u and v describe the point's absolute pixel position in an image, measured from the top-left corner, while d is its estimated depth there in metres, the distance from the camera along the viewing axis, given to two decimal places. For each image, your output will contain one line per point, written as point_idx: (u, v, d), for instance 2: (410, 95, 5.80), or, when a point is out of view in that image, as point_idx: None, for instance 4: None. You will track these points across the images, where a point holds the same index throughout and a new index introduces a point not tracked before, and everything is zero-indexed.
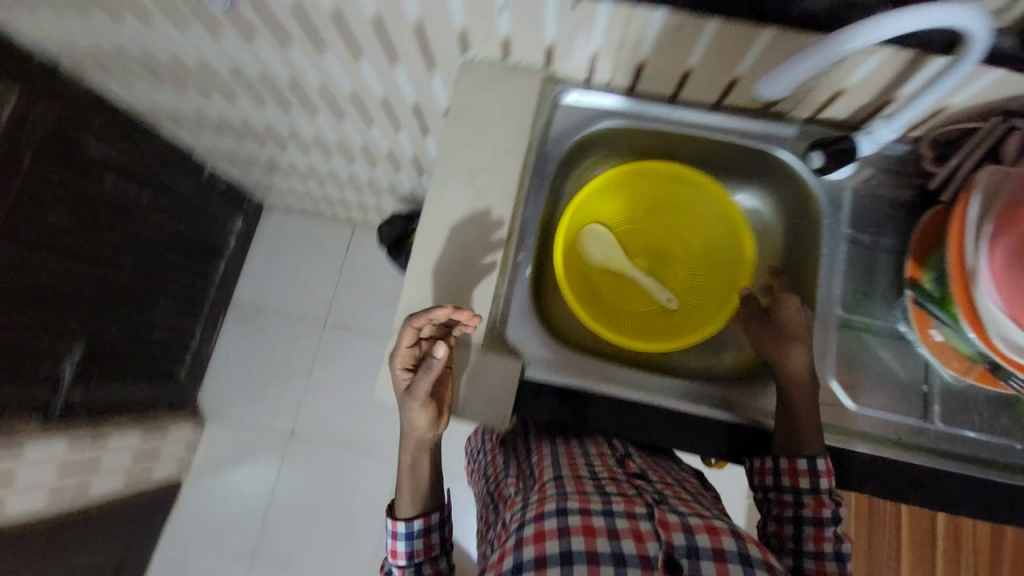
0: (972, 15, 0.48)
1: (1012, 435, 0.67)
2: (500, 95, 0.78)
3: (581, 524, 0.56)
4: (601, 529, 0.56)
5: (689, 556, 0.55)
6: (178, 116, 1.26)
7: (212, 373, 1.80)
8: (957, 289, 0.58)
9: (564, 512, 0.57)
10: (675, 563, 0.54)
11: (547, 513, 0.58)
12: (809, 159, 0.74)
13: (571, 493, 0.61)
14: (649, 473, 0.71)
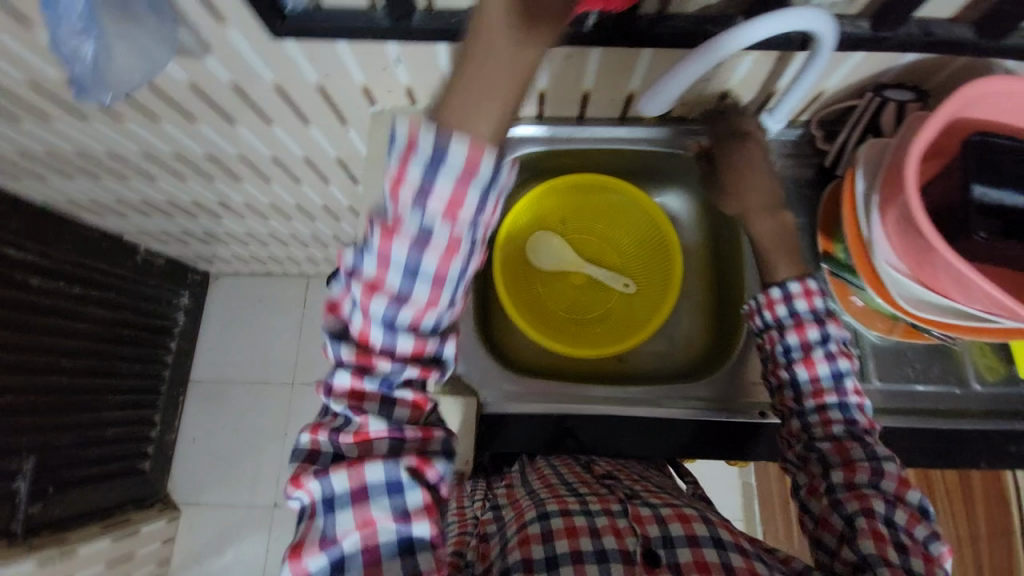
0: (817, 16, 0.51)
1: (948, 380, 0.71)
2: None
3: (563, 527, 0.58)
4: (582, 528, 0.58)
5: (665, 545, 0.57)
6: (103, 204, 1.22)
7: (181, 459, 1.70)
8: (865, 263, 0.63)
9: (545, 516, 0.60)
10: (652, 553, 0.57)
11: (528, 521, 0.60)
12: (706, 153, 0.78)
13: (548, 497, 0.63)
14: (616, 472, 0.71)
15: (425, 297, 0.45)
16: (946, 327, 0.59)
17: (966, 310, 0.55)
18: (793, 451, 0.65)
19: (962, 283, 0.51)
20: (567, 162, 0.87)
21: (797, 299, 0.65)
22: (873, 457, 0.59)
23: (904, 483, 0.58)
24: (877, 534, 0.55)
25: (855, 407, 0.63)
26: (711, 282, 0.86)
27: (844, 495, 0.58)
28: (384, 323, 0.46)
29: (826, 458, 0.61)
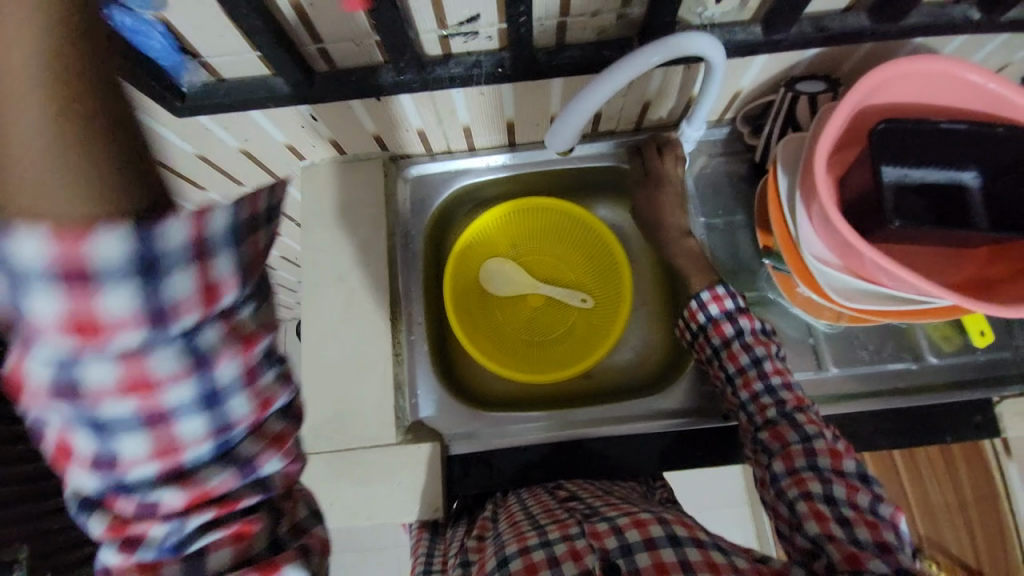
0: (709, 40, 0.53)
1: (904, 355, 0.72)
2: (344, 189, 0.78)
3: (522, 565, 0.53)
4: (542, 562, 0.53)
5: (624, 554, 0.51)
6: None
7: None
8: (793, 256, 0.64)
9: (504, 562, 0.55)
10: (610, 565, 0.51)
11: (489, 573, 0.56)
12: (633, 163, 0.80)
13: (508, 537, 0.58)
14: (582, 489, 0.67)
15: (150, 438, 0.32)
16: (881, 314, 0.60)
17: (897, 295, 0.56)
18: (748, 446, 0.64)
19: (885, 271, 0.51)
20: (508, 188, 0.86)
21: (709, 305, 0.67)
22: (808, 437, 0.57)
23: (839, 455, 0.55)
24: (818, 515, 0.52)
25: (782, 386, 0.62)
26: (665, 287, 0.86)
27: (786, 481, 0.56)
28: (77, 424, 0.31)
29: (768, 448, 0.59)
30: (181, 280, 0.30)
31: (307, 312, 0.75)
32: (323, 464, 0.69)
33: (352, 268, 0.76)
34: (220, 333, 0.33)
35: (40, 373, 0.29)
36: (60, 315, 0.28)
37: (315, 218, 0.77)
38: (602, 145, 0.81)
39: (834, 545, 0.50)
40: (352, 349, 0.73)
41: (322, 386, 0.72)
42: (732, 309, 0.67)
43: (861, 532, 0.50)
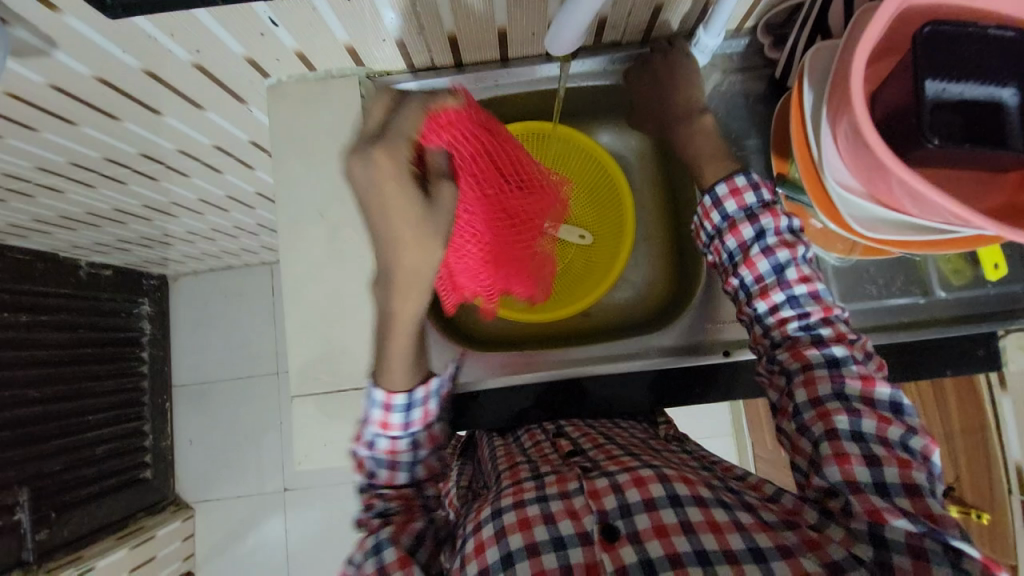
0: None
1: (913, 289, 0.69)
2: (319, 113, 0.71)
3: (515, 519, 0.52)
4: (536, 518, 0.52)
5: (623, 516, 0.51)
6: (25, 222, 1.15)
7: (183, 463, 1.70)
8: (812, 184, 0.59)
9: (498, 513, 0.53)
10: (610, 529, 0.50)
11: (483, 521, 0.54)
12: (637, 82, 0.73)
13: (506, 488, 0.57)
14: (583, 437, 0.65)
15: (383, 471, 0.62)
16: (903, 245, 0.56)
17: (924, 224, 0.51)
18: (762, 364, 0.63)
19: (917, 197, 0.46)
20: (502, 111, 0.78)
21: (726, 201, 0.63)
22: (835, 360, 0.56)
23: (869, 382, 0.54)
24: (840, 456, 0.51)
25: (805, 295, 0.59)
26: (668, 220, 0.81)
27: (809, 415, 0.55)
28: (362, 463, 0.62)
29: (788, 369, 0.58)
30: (416, 410, 0.62)
31: (287, 250, 0.70)
32: (315, 404, 0.68)
33: (332, 202, 0.70)
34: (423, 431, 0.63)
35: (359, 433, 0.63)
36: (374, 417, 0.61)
37: (287, 147, 0.71)
38: (605, 59, 0.72)
39: (854, 491, 0.50)
40: (337, 288, 0.69)
41: (309, 327, 0.69)
42: (754, 204, 0.63)
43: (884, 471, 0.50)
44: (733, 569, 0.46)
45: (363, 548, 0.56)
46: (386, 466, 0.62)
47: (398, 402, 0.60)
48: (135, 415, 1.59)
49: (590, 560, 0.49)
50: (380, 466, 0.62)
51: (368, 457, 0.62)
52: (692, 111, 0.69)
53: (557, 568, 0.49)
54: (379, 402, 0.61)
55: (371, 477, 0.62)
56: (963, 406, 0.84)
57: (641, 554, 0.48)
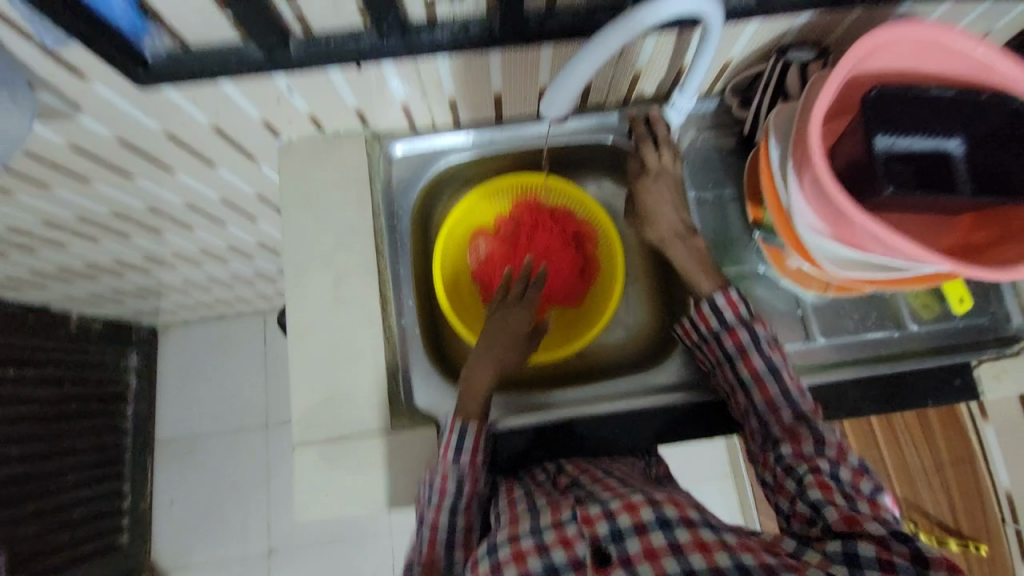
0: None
1: (888, 323, 0.74)
2: (326, 169, 0.76)
3: (510, 553, 0.52)
4: (530, 549, 0.52)
5: (615, 541, 0.51)
6: (23, 275, 1.16)
7: (160, 525, 1.61)
8: (784, 225, 0.64)
9: (494, 548, 0.54)
10: (603, 554, 0.51)
11: (480, 557, 0.55)
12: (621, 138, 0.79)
13: (503, 522, 0.58)
14: (584, 473, 0.66)
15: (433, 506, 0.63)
16: (872, 283, 0.61)
17: (886, 263, 0.56)
18: (749, 436, 0.65)
19: (877, 238, 0.52)
20: (498, 165, 0.84)
21: (724, 310, 0.67)
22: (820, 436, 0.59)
23: (844, 451, 0.57)
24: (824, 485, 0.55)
25: (798, 395, 0.62)
26: (654, 265, 0.85)
27: (790, 455, 0.59)
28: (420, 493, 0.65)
29: (770, 427, 0.62)
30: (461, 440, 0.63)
31: (291, 297, 0.72)
32: (313, 452, 0.67)
33: (337, 251, 0.73)
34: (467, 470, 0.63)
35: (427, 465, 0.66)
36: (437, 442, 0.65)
37: (294, 201, 0.75)
38: (591, 118, 0.80)
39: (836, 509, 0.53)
40: (340, 333, 0.71)
41: (310, 372, 0.70)
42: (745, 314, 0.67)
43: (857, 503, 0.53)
44: None
45: None
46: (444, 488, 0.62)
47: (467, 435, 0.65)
48: (114, 473, 1.52)
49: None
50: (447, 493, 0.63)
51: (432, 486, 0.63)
52: (671, 163, 0.75)
53: None
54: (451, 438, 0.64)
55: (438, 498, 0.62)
56: (947, 436, 0.86)
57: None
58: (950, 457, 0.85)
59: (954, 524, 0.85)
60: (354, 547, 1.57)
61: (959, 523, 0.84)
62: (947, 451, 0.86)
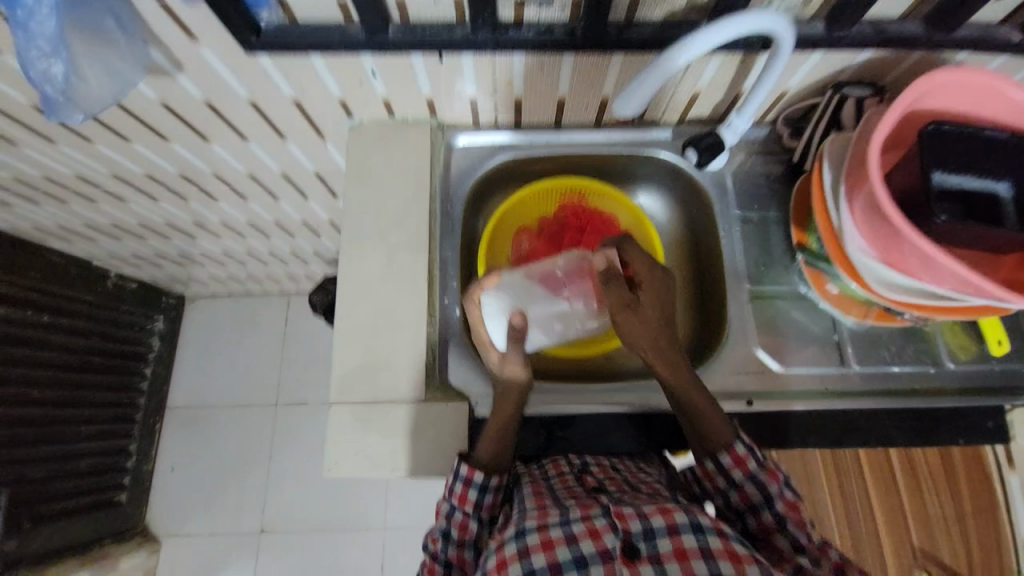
0: (740, 21, 0.55)
1: (922, 360, 0.74)
2: (391, 151, 0.80)
3: (539, 540, 0.52)
4: (559, 538, 0.52)
5: (646, 538, 0.51)
6: (78, 227, 1.22)
7: (159, 490, 1.61)
8: (832, 246, 0.66)
9: (522, 533, 0.54)
10: (632, 548, 0.51)
11: (504, 540, 0.55)
12: (686, 156, 0.82)
13: (529, 508, 0.58)
14: (609, 479, 0.68)
15: None
16: (917, 308, 0.62)
17: (934, 291, 0.58)
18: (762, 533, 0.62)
19: (924, 259, 0.54)
20: (550, 167, 0.88)
21: None
22: (761, 480, 0.63)
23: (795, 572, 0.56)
24: (794, 507, 0.61)
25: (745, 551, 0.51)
26: (692, 278, 0.87)
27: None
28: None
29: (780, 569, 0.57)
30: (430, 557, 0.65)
31: (343, 266, 0.76)
32: (349, 414, 0.69)
33: (392, 228, 0.77)
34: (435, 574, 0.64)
35: None
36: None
37: (357, 176, 0.79)
38: (641, 132, 0.84)
39: (780, 498, 0.62)
40: (386, 304, 0.74)
41: (353, 338, 0.73)
42: None
43: (779, 505, 0.62)
44: None
45: None
46: (459, 523, 0.65)
47: (477, 480, 0.64)
48: (125, 431, 1.54)
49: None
50: (455, 515, 0.65)
51: (444, 504, 0.65)
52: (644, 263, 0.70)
53: None
54: (455, 471, 0.65)
55: (446, 557, 0.65)
56: None
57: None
58: None
59: None
60: (350, 535, 1.55)
61: None
62: None
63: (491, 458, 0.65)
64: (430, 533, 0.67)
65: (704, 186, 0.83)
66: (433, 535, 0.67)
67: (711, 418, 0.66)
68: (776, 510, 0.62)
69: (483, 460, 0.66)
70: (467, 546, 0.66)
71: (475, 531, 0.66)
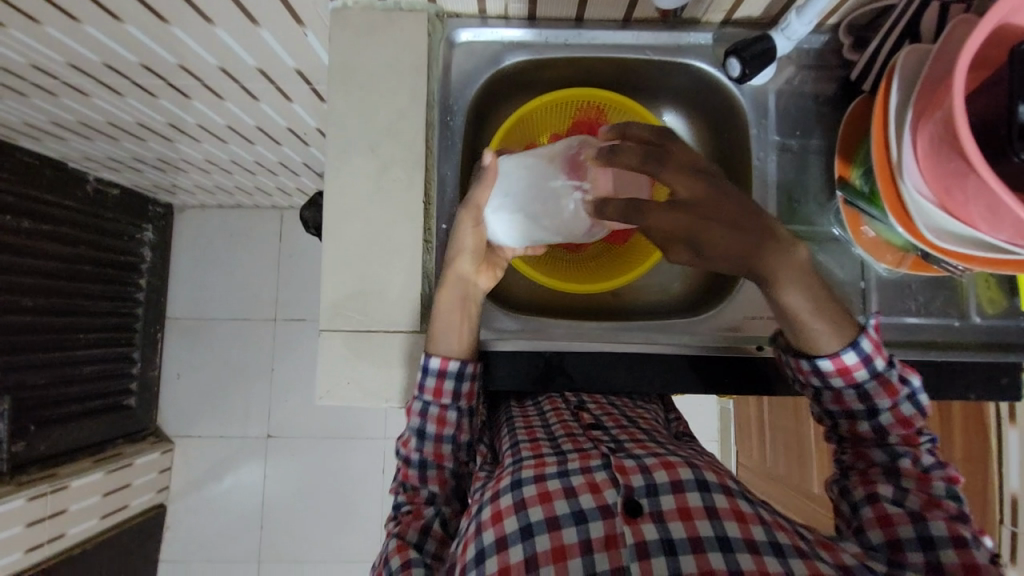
0: None
1: (949, 311, 0.70)
2: (383, 46, 0.69)
3: (537, 492, 0.54)
4: (558, 491, 0.54)
5: (648, 494, 0.52)
6: (42, 124, 1.10)
7: (166, 396, 1.66)
8: (883, 183, 0.58)
9: (518, 484, 0.55)
10: (633, 505, 0.52)
11: (502, 490, 0.56)
12: (727, 67, 0.70)
13: (528, 459, 0.59)
14: (605, 415, 0.70)
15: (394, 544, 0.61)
16: (966, 260, 0.55)
17: (994, 242, 0.51)
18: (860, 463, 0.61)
19: (990, 206, 0.47)
20: (567, 73, 0.77)
21: None
22: (868, 392, 0.60)
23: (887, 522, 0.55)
24: (903, 423, 0.59)
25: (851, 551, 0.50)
26: None
27: (868, 515, 0.56)
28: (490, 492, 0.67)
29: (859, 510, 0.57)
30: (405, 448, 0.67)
31: (332, 182, 0.68)
32: (343, 342, 0.66)
33: (385, 140, 0.68)
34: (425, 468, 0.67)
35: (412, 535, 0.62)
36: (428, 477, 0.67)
37: (344, 76, 0.68)
38: (676, 33, 0.72)
39: (891, 411, 0.59)
40: (380, 226, 0.68)
41: (346, 262, 0.67)
42: None
43: (885, 419, 0.60)
44: (753, 556, 0.48)
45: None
46: (435, 417, 0.66)
47: (451, 371, 0.64)
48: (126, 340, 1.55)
49: (610, 534, 0.51)
50: (430, 411, 0.65)
51: (416, 402, 0.65)
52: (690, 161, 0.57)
53: (576, 541, 0.51)
54: (423, 365, 0.64)
55: (422, 455, 0.66)
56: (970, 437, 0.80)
57: (662, 534, 0.50)
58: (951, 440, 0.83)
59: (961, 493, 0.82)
60: (353, 444, 1.63)
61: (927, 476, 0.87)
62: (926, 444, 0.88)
63: (446, 348, 0.65)
64: (402, 438, 0.68)
65: (741, 104, 0.73)
66: (405, 439, 0.67)
67: (831, 325, 0.59)
68: (878, 421, 0.60)
69: (433, 351, 0.64)
70: (445, 440, 0.67)
71: (452, 421, 0.66)
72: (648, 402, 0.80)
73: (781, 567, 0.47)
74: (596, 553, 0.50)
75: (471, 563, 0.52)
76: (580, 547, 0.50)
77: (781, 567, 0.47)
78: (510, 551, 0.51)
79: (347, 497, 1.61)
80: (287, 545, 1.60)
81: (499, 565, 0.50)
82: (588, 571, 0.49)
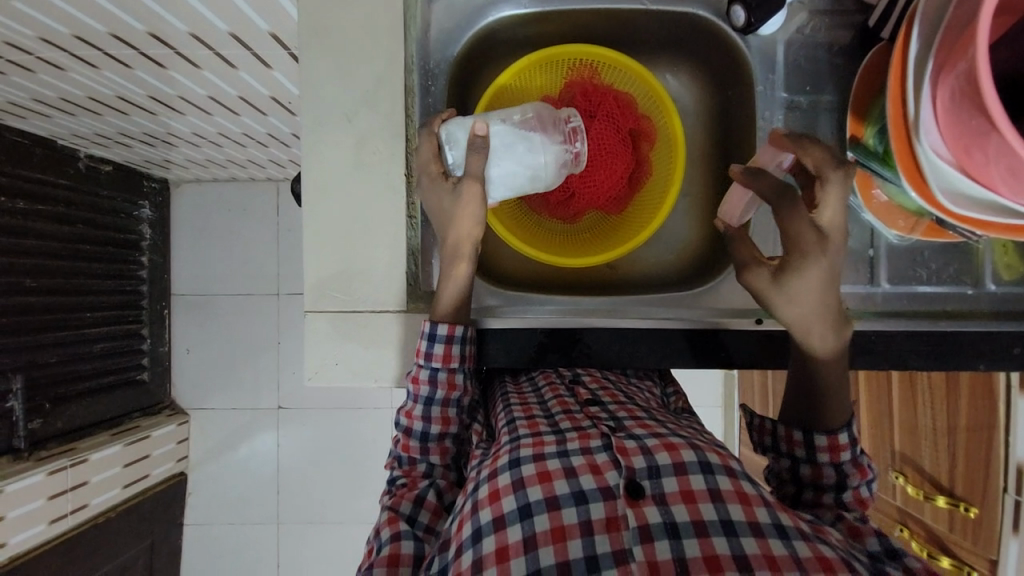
0: None
1: (963, 278, 0.67)
2: (357, 5, 0.64)
3: (536, 472, 0.53)
4: (557, 471, 0.53)
5: (650, 477, 0.51)
6: (21, 102, 1.06)
7: (178, 370, 1.69)
8: (899, 143, 0.54)
9: (516, 464, 0.55)
10: (636, 488, 0.50)
11: (500, 469, 0.56)
12: (731, 16, 0.65)
13: (525, 438, 0.58)
14: (602, 389, 0.69)
15: (386, 517, 0.60)
16: (981, 227, 0.51)
17: (1017, 207, 0.46)
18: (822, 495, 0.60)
19: (1014, 169, 0.42)
20: (557, 31, 0.72)
21: None
22: (845, 470, 0.59)
23: (858, 533, 0.54)
24: (860, 503, 0.60)
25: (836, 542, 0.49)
26: (715, 178, 0.76)
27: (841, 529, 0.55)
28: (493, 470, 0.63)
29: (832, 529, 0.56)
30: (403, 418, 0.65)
31: (312, 157, 0.65)
32: (333, 322, 0.65)
33: (361, 108, 0.64)
34: (433, 444, 0.65)
35: (405, 507, 0.61)
36: (435, 445, 0.65)
37: (317, 39, 0.64)
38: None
39: (853, 491, 0.59)
40: (364, 203, 0.65)
41: (331, 241, 0.65)
42: None
43: (848, 496, 0.59)
44: (757, 541, 0.46)
45: (372, 550, 0.59)
46: (445, 382, 0.63)
47: (458, 334, 0.62)
48: (132, 317, 1.56)
49: (611, 516, 0.49)
50: (439, 377, 0.62)
51: (423, 370, 0.62)
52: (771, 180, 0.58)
53: (576, 522, 0.49)
54: (429, 332, 0.61)
55: (425, 424, 0.64)
56: (973, 406, 0.78)
57: (664, 516, 0.48)
58: (960, 394, 0.81)
59: (958, 452, 0.81)
60: (360, 414, 1.66)
61: (927, 430, 0.87)
62: (921, 401, 0.88)
63: (451, 313, 0.62)
64: (406, 408, 0.65)
65: (747, 57, 0.67)
66: (408, 409, 0.64)
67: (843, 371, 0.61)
68: (843, 497, 0.59)
69: (439, 318, 0.63)
70: (451, 404, 0.64)
71: (460, 386, 0.64)
72: (645, 376, 0.79)
73: (786, 550, 0.46)
74: (597, 534, 0.48)
75: (467, 542, 0.51)
76: (580, 529, 0.49)
77: (785, 549, 0.46)
78: (508, 530, 0.50)
79: (358, 464, 1.66)
80: (303, 509, 1.67)
81: (497, 545, 0.49)
82: (588, 553, 0.47)
